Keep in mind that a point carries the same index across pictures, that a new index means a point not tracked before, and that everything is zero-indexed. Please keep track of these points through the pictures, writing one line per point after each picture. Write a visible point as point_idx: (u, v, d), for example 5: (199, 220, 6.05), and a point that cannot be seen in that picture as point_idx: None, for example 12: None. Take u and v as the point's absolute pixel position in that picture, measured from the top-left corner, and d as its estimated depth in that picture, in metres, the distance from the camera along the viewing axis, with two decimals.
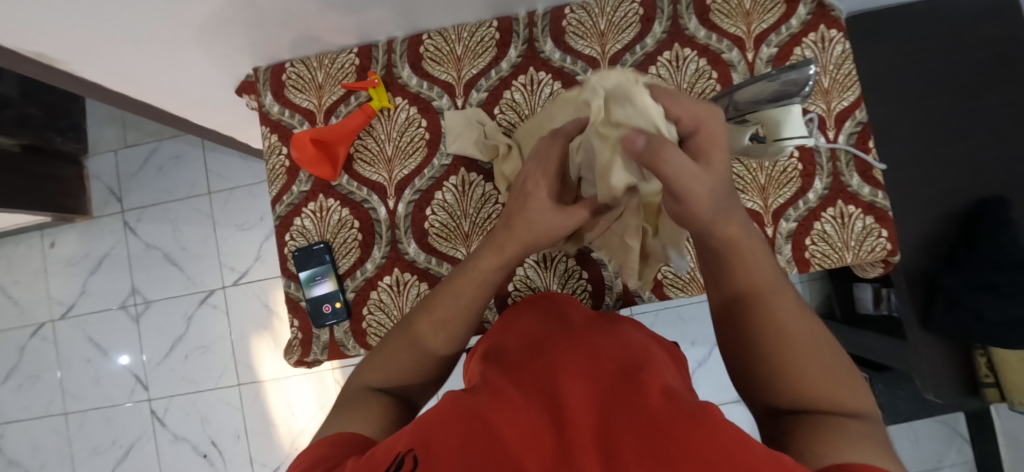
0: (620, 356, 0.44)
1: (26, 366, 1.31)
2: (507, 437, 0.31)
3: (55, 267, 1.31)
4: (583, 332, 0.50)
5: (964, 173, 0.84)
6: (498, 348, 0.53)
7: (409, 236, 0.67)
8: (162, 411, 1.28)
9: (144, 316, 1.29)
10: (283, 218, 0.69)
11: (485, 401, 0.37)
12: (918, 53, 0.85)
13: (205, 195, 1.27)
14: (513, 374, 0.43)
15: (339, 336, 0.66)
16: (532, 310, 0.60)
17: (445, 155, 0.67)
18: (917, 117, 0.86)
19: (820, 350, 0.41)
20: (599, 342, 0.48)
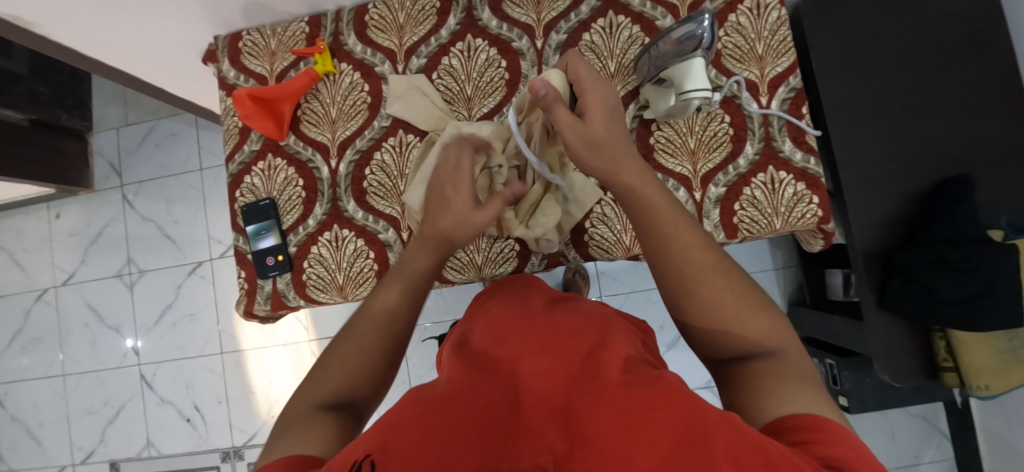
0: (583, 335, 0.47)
1: (31, 328, 1.40)
2: (470, 433, 0.33)
3: (61, 237, 1.40)
4: (544, 313, 0.53)
5: (922, 150, 0.83)
6: (467, 337, 0.56)
7: (348, 194, 0.70)
8: (151, 375, 1.35)
9: (137, 284, 1.36)
10: (235, 175, 0.73)
11: (448, 390, 0.39)
12: (879, 28, 0.84)
13: (197, 171, 1.34)
14: (479, 361, 0.46)
15: (282, 287, 0.71)
16: (496, 295, 0.62)
17: (385, 117, 0.70)
18: (879, 91, 0.84)
19: (731, 286, 0.43)
20: (562, 320, 0.50)
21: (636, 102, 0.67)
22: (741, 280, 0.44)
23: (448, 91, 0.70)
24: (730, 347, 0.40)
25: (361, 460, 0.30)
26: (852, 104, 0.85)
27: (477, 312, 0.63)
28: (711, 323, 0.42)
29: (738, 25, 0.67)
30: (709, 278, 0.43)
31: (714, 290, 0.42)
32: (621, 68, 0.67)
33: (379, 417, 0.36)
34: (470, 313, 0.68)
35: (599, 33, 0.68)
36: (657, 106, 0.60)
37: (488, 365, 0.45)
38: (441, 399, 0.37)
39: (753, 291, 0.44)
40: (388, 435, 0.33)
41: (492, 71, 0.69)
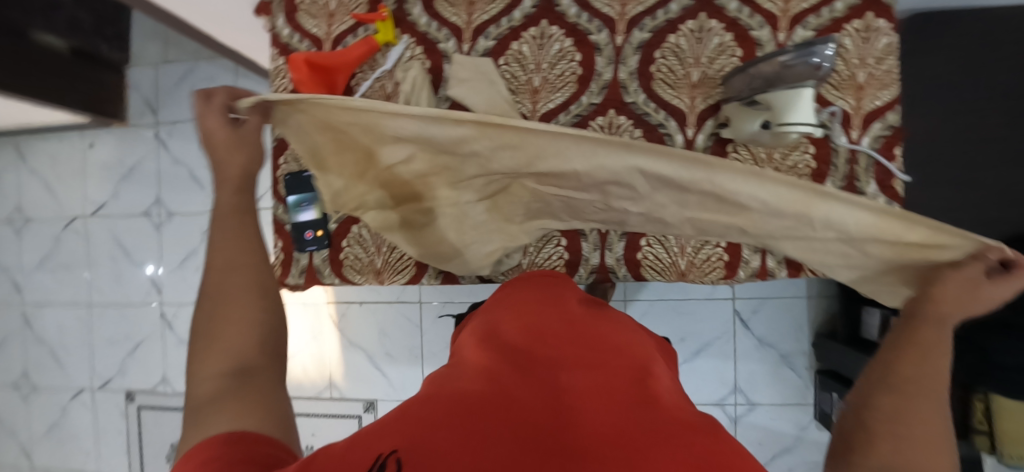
0: (625, 355, 0.42)
1: (59, 254, 1.42)
2: (501, 436, 0.29)
3: (92, 168, 1.39)
4: (584, 322, 0.49)
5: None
6: (491, 327, 0.51)
7: None
8: (172, 315, 1.37)
9: (164, 225, 1.36)
10: (280, 140, 0.70)
11: (480, 388, 0.35)
12: (998, 60, 0.73)
13: None
14: (509, 357, 0.41)
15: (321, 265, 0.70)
16: (527, 291, 0.57)
17: (444, 99, 0.67)
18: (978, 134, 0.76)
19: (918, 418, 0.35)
20: (605, 337, 0.46)
21: (715, 118, 0.62)
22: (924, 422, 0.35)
23: (514, 80, 0.65)
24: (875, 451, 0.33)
25: (384, 454, 0.26)
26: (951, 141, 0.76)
27: (496, 309, 0.58)
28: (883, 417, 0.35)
29: (840, 47, 0.61)
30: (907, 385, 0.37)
31: (919, 409, 0.35)
32: (705, 78, 0.62)
33: (401, 414, 0.32)
34: (489, 303, 0.64)
35: (687, 36, 0.62)
36: (742, 129, 0.55)
37: (520, 362, 0.40)
38: (474, 398, 0.33)
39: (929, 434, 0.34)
40: (411, 433, 0.29)
41: (564, 64, 0.64)
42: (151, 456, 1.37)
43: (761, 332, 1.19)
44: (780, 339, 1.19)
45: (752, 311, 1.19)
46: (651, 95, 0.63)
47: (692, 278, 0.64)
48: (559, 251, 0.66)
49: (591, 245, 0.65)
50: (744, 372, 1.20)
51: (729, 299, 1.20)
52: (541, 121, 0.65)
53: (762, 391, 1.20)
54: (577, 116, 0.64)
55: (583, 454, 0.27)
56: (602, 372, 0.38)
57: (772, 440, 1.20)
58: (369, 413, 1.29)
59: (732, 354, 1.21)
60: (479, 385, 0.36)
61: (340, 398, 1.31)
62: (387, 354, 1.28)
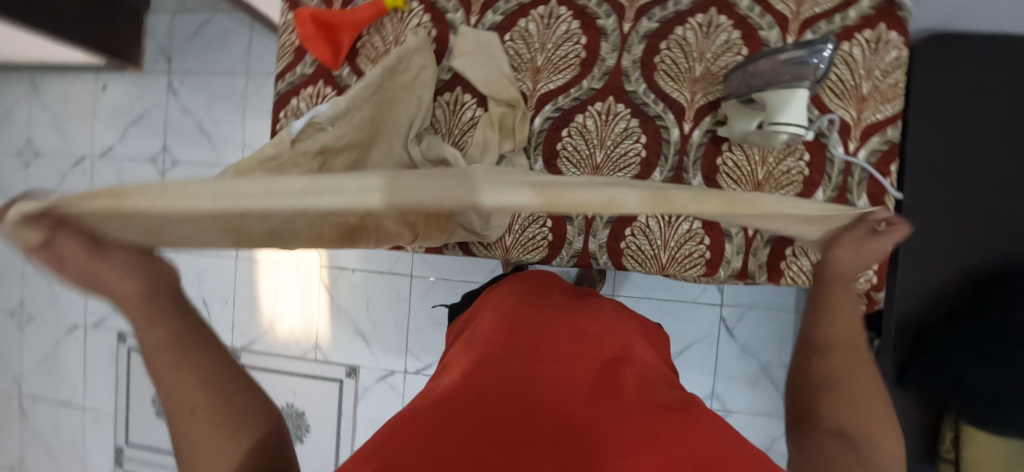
0: (598, 337, 0.46)
1: (65, 190, 1.45)
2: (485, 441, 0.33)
3: (104, 109, 1.41)
4: (559, 308, 0.51)
5: (1000, 236, 0.77)
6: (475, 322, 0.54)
7: None
8: (168, 262, 1.40)
9: (168, 173, 1.38)
10: (282, 94, 0.71)
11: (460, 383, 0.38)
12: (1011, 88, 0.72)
13: (244, 74, 1.32)
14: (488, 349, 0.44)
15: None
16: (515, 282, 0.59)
17: (446, 70, 0.67)
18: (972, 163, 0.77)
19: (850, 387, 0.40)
20: (583, 324, 0.48)
21: (713, 115, 0.62)
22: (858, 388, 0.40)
23: (517, 57, 0.65)
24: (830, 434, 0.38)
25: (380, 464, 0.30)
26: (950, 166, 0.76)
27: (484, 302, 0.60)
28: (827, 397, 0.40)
29: (849, 56, 0.60)
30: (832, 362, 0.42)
31: (849, 363, 0.41)
32: (707, 74, 0.62)
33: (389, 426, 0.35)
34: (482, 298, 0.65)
35: (694, 30, 0.62)
36: (736, 127, 0.56)
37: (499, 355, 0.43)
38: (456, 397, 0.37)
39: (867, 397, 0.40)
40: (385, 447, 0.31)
41: (568, 46, 0.64)
42: (135, 396, 1.41)
43: (745, 341, 1.19)
44: (763, 349, 1.19)
45: (737, 319, 1.19)
46: (651, 86, 0.63)
47: (672, 272, 0.64)
48: (543, 232, 0.66)
49: (576, 229, 0.65)
50: (723, 378, 1.21)
51: (716, 305, 1.20)
52: (540, 101, 0.65)
53: (739, 399, 1.20)
54: (576, 99, 0.64)
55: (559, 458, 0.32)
56: (575, 366, 0.41)
57: None
58: (350, 378, 1.31)
59: (713, 360, 1.21)
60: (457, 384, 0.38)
61: (323, 360, 1.33)
62: (373, 322, 1.30)
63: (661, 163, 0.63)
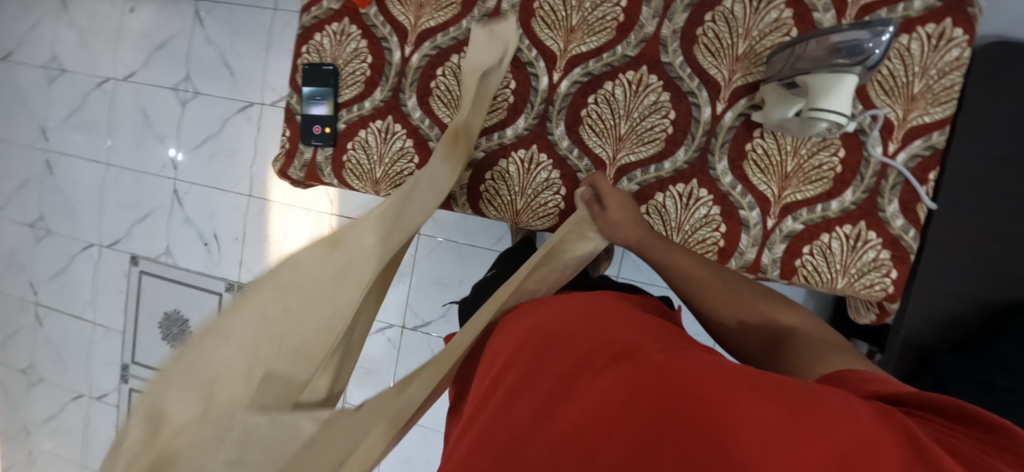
0: (567, 329, 0.36)
1: (87, 110, 1.46)
2: None
3: (130, 32, 1.40)
4: (522, 319, 0.42)
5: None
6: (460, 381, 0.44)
7: (412, 90, 0.67)
8: (183, 192, 1.41)
9: (189, 104, 1.38)
10: (306, 28, 0.69)
11: None
12: None
13: (271, 9, 1.29)
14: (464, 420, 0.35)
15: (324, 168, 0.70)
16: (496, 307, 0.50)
17: (475, 20, 0.64)
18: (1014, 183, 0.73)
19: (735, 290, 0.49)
20: (544, 320, 0.39)
21: (750, 98, 0.59)
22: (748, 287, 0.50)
23: (551, 13, 0.62)
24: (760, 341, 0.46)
25: None
26: (991, 183, 0.72)
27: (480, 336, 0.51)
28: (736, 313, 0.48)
29: (904, 50, 0.56)
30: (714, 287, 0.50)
31: (722, 296, 0.49)
32: (750, 54, 0.58)
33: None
34: None
35: (743, 3, 0.58)
36: (773, 113, 0.53)
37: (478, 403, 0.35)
38: None
39: (751, 290, 0.50)
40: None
41: (607, 7, 0.60)
42: (144, 317, 1.46)
43: None
44: None
45: None
46: (689, 60, 0.60)
47: None
48: (555, 200, 0.65)
49: None
50: None
51: None
52: (569, 64, 0.62)
53: None
54: (608, 65, 0.61)
55: None
56: (551, 376, 0.32)
57: None
58: None
59: None
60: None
61: None
62: None
63: (686, 142, 0.61)
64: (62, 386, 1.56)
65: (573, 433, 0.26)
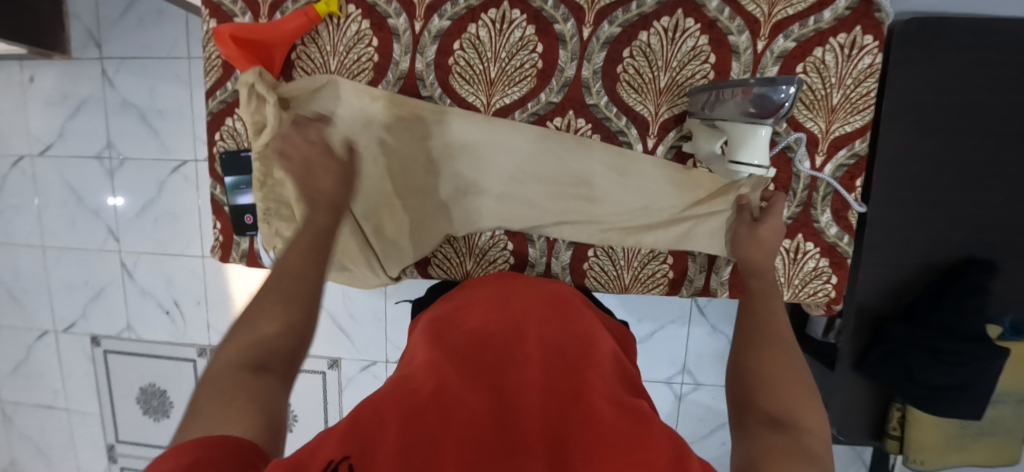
0: (578, 343, 0.47)
1: (7, 194, 1.34)
2: (448, 441, 0.32)
3: (36, 103, 1.29)
4: (537, 311, 0.52)
5: (954, 229, 0.80)
6: (448, 322, 0.53)
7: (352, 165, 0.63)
8: (132, 264, 1.32)
9: (118, 172, 1.28)
10: (215, 114, 0.64)
11: (427, 387, 0.38)
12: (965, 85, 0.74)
13: (186, 59, 1.20)
14: (457, 358, 0.44)
15: (266, 236, 0.63)
16: (490, 298, 0.56)
17: (392, 84, 0.61)
18: (935, 154, 0.78)
19: (790, 368, 0.44)
20: (552, 323, 0.50)
21: (678, 130, 0.59)
22: (800, 372, 0.44)
23: (469, 68, 0.60)
24: (771, 401, 0.41)
25: (334, 461, 0.28)
26: (910, 161, 0.78)
27: (462, 297, 0.59)
28: (763, 376, 0.44)
29: (820, 63, 0.56)
30: (772, 342, 0.47)
31: (775, 354, 0.46)
32: (672, 85, 0.58)
33: (355, 416, 0.35)
34: (450, 294, 0.63)
35: (659, 36, 0.57)
36: (701, 147, 0.53)
37: (464, 358, 0.45)
38: (424, 398, 0.36)
39: (804, 379, 0.43)
40: (362, 440, 0.31)
41: (524, 55, 0.59)
42: (121, 395, 1.41)
43: (715, 320, 1.23)
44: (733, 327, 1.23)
45: (709, 299, 1.22)
46: (613, 99, 0.59)
47: (635, 290, 0.65)
48: (504, 254, 0.66)
49: (537, 250, 0.65)
50: (694, 355, 1.25)
51: None
52: (495, 117, 0.61)
53: (709, 373, 1.26)
54: (534, 114, 0.60)
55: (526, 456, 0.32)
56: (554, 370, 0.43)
57: (710, 417, 1.28)
58: (332, 369, 1.32)
59: (685, 338, 1.25)
60: (422, 389, 0.38)
61: None
62: (351, 315, 1.28)
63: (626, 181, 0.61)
64: None
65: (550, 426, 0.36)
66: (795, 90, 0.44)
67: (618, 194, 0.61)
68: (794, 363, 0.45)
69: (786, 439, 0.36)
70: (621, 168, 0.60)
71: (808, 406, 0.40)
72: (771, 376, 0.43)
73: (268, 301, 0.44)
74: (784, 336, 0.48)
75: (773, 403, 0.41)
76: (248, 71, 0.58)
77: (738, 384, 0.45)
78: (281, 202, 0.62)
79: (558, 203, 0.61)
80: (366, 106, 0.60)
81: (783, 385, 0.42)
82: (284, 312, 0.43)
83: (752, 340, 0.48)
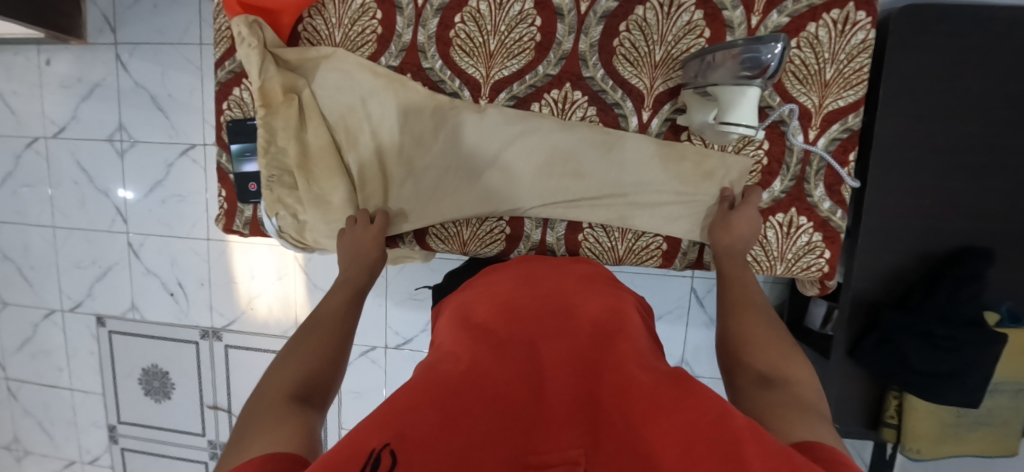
0: (596, 321, 0.47)
1: (21, 174, 1.37)
2: (490, 419, 0.33)
3: (52, 86, 1.32)
4: (553, 292, 0.53)
5: (952, 215, 0.80)
6: (466, 308, 0.54)
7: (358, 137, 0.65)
8: (138, 245, 1.35)
9: (128, 154, 1.31)
10: (223, 84, 0.66)
11: (458, 368, 0.38)
12: (961, 71, 0.75)
13: (197, 45, 1.23)
14: (481, 337, 0.44)
15: (268, 202, 0.64)
16: (508, 284, 0.56)
17: (395, 56, 0.63)
18: (932, 139, 0.78)
19: (768, 329, 0.48)
20: (569, 302, 0.51)
21: (672, 103, 0.60)
22: (776, 331, 0.48)
23: (469, 40, 0.61)
24: (756, 358, 0.44)
25: (376, 449, 0.26)
26: (909, 146, 0.78)
27: (480, 282, 0.60)
28: (743, 340, 0.47)
29: (813, 38, 0.57)
30: (749, 312, 0.51)
31: (754, 321, 0.49)
32: (667, 59, 0.59)
33: (389, 402, 0.33)
34: (467, 283, 0.64)
35: (654, 10, 0.58)
36: (694, 118, 0.54)
37: (489, 338, 0.44)
38: (456, 377, 0.36)
39: (781, 336, 0.47)
40: (400, 421, 0.30)
41: (523, 28, 0.60)
42: (123, 375, 1.43)
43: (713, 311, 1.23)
44: None
45: (707, 291, 1.22)
46: (609, 72, 0.60)
47: (629, 263, 0.66)
48: (501, 225, 0.66)
49: (533, 221, 0.66)
50: (692, 347, 1.25)
51: (688, 278, 1.21)
52: (493, 89, 0.62)
53: (706, 365, 1.26)
54: (532, 86, 0.62)
55: (568, 427, 0.35)
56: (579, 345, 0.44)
57: None
58: None
59: (683, 328, 1.25)
60: (453, 372, 0.37)
61: None
62: None
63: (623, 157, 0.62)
64: (51, 456, 1.53)
65: (583, 399, 0.38)
66: (783, 47, 0.46)
67: (605, 172, 0.62)
68: (775, 331, 0.48)
69: (780, 393, 0.38)
70: (618, 138, 0.61)
71: (789, 357, 0.43)
72: (753, 340, 0.46)
73: (301, 346, 0.45)
74: (760, 306, 0.52)
75: (761, 361, 0.43)
76: (236, 24, 0.58)
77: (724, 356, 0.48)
78: (285, 169, 0.64)
79: (550, 175, 0.63)
80: (366, 79, 0.63)
81: (766, 348, 0.45)
82: (322, 355, 0.45)
83: (730, 313, 0.52)
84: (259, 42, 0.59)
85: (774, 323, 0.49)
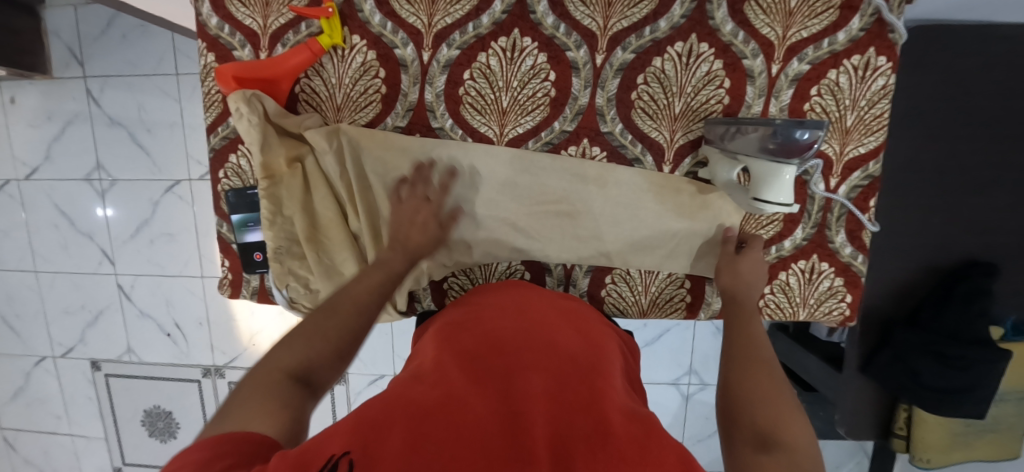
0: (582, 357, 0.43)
1: None
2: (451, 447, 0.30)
3: (18, 126, 1.24)
4: (542, 322, 0.49)
5: (958, 233, 0.81)
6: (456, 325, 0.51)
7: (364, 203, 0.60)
8: (129, 287, 1.30)
9: (110, 193, 1.24)
10: (218, 151, 0.62)
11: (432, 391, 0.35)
12: (969, 92, 0.74)
13: (173, 75, 1.16)
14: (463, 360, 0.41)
15: (277, 275, 0.61)
16: (500, 306, 0.53)
17: (401, 116, 0.60)
18: (939, 160, 0.78)
19: (774, 385, 0.43)
20: (556, 334, 0.47)
21: (694, 155, 0.59)
22: (783, 389, 0.43)
23: (480, 97, 0.58)
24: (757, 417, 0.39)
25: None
26: (917, 167, 0.78)
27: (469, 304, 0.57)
28: (747, 396, 0.42)
29: (835, 85, 0.56)
30: (756, 365, 0.46)
31: (757, 371, 0.45)
32: (687, 111, 0.57)
33: (365, 411, 0.32)
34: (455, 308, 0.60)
35: (673, 61, 0.56)
36: (718, 174, 0.54)
37: (471, 363, 0.41)
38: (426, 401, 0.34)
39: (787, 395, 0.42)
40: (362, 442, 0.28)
41: (536, 84, 0.57)
42: (125, 418, 1.40)
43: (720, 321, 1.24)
44: None
45: None
46: (628, 126, 0.58)
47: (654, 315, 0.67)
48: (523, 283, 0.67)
49: (555, 279, 0.66)
50: (700, 356, 1.27)
51: None
52: (508, 147, 0.60)
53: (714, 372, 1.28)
54: (548, 143, 0.60)
55: None
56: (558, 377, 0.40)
57: None
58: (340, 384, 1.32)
59: (690, 339, 1.26)
60: (432, 390, 0.35)
61: None
62: None
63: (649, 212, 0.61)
64: None
65: None
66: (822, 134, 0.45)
67: (626, 229, 0.61)
68: (778, 381, 0.44)
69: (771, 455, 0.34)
70: (640, 193, 0.60)
71: (791, 420, 0.38)
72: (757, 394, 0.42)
73: (309, 325, 0.44)
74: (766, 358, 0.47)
75: (760, 417, 0.39)
76: (234, 100, 0.55)
77: (723, 413, 0.43)
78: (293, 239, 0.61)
79: (567, 230, 0.62)
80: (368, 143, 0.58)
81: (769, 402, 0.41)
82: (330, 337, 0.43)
83: (732, 361, 0.48)
84: (260, 118, 0.55)
85: (780, 377, 0.44)
